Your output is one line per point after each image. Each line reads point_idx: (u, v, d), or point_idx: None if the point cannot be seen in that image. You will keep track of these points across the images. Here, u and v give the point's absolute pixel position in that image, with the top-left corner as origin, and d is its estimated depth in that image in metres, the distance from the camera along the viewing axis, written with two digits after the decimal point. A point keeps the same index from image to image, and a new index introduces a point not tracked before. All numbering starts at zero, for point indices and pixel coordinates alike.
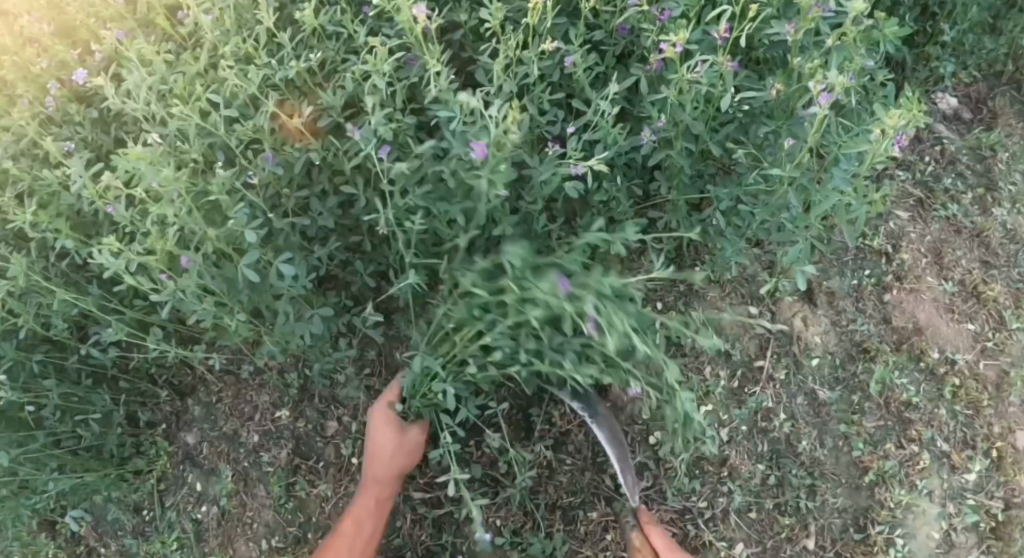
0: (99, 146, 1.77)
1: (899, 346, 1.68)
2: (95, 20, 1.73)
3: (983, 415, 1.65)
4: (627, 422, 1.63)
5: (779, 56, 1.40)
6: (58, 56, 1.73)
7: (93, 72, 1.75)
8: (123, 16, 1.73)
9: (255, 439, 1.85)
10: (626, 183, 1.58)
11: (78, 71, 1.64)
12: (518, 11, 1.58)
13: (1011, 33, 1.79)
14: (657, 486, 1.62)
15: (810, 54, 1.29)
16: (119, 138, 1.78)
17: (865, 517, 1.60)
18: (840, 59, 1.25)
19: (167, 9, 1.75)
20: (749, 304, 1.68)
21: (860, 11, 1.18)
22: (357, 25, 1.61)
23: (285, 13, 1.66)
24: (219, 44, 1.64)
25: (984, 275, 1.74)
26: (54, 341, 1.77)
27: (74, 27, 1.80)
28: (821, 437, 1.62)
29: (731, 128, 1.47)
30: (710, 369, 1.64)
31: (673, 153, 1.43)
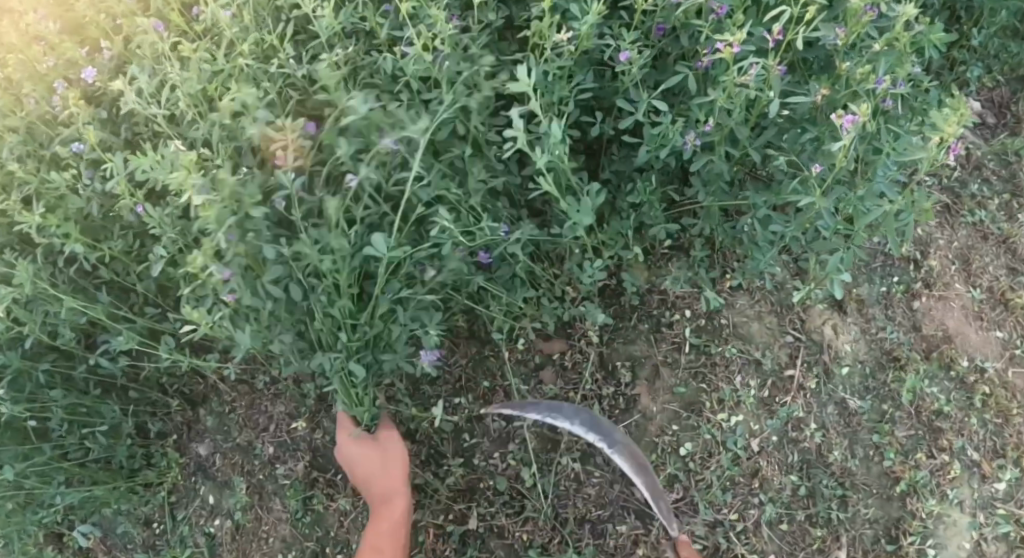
0: (109, 148, 1.71)
1: (929, 354, 1.66)
2: (105, 16, 1.68)
3: (1013, 424, 1.64)
4: (657, 433, 1.60)
5: (818, 60, 1.38)
6: (66, 53, 1.67)
7: (103, 70, 1.69)
8: (134, 12, 1.67)
9: (270, 451, 1.80)
10: (659, 188, 1.54)
11: (88, 70, 1.58)
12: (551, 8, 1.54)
13: None
14: (688, 498, 1.57)
15: (857, 58, 1.26)
16: (130, 140, 1.73)
17: (897, 527, 1.57)
18: (889, 64, 1.22)
19: (181, 6, 1.70)
20: (779, 312, 1.65)
21: (911, 16, 1.15)
22: (381, 22, 1.57)
23: (306, 11, 1.60)
24: (237, 42, 1.59)
25: (1012, 282, 1.73)
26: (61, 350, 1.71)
27: (82, 24, 1.74)
28: (852, 447, 1.60)
29: (770, 135, 1.44)
30: (740, 378, 1.62)
31: (715, 159, 1.41)
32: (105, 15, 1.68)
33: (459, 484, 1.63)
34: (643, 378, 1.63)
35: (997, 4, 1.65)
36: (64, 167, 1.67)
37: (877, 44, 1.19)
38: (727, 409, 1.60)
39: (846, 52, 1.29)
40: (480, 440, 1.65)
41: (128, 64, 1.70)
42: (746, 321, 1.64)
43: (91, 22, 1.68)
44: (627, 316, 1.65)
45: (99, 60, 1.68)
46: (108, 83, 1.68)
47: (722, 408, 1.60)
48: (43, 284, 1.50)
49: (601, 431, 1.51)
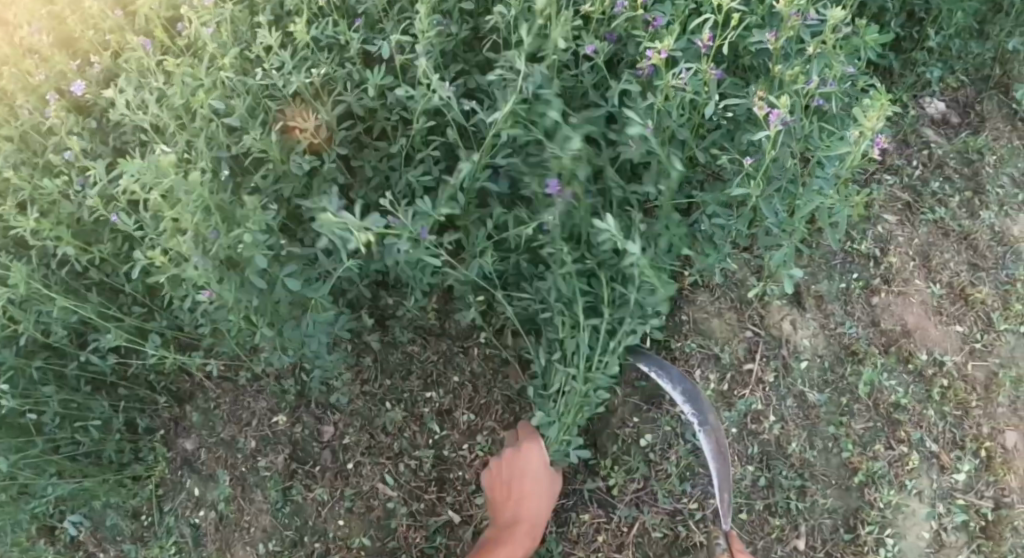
0: (97, 156, 1.80)
1: (886, 348, 1.69)
2: (94, 32, 1.77)
3: (972, 416, 1.67)
4: (619, 424, 1.65)
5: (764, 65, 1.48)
6: (58, 67, 1.77)
7: (93, 82, 1.79)
8: (121, 27, 1.77)
9: (252, 444, 1.87)
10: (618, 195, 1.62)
11: (77, 83, 1.67)
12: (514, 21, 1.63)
13: (998, 38, 1.82)
14: (648, 488, 1.62)
15: (792, 62, 1.35)
16: (118, 148, 1.82)
17: (855, 517, 1.61)
18: (821, 66, 1.34)
19: (165, 22, 1.80)
20: (738, 309, 1.70)
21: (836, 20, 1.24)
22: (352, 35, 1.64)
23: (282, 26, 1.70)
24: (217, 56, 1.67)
25: (972, 277, 1.75)
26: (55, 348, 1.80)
27: (74, 39, 1.84)
28: (811, 439, 1.64)
29: (713, 135, 1.55)
30: (700, 372, 1.68)
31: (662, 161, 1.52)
32: (93, 30, 1.78)
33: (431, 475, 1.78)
34: None
35: (951, 6, 1.68)
36: (55, 175, 1.77)
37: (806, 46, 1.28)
38: None
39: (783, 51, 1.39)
40: (450, 432, 1.79)
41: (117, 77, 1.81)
42: (706, 317, 1.70)
43: (81, 37, 1.78)
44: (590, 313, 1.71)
45: (88, 74, 1.78)
46: (97, 95, 1.77)
47: None
48: (32, 284, 1.59)
49: (699, 408, 1.56)
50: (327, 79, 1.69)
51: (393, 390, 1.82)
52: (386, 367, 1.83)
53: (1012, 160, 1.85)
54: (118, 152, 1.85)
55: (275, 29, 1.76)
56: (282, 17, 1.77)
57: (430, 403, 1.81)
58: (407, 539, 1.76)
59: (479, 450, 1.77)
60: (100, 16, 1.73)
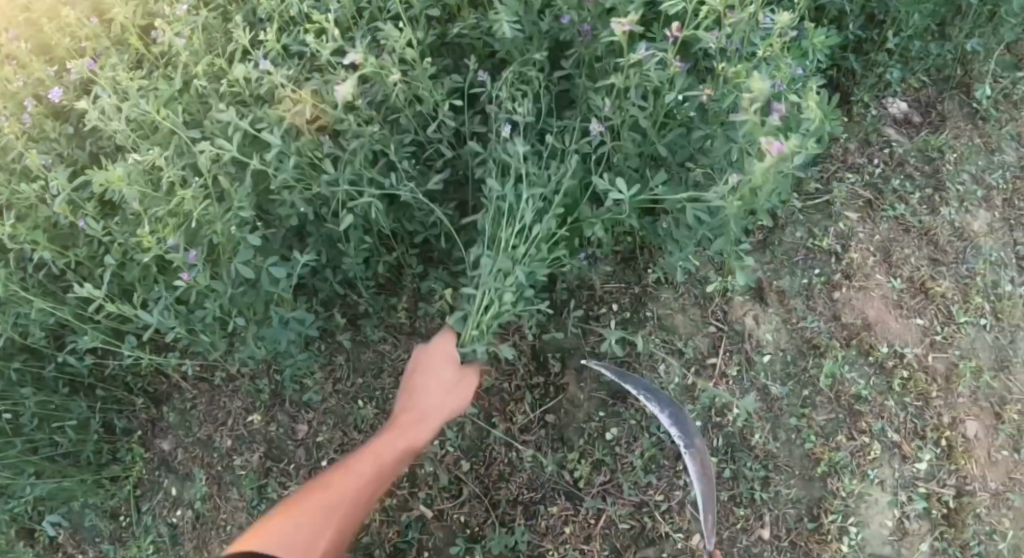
0: (74, 161, 1.84)
1: (848, 341, 1.73)
2: (70, 38, 1.82)
3: (933, 406, 1.71)
4: (584, 419, 1.68)
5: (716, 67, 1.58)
6: (35, 74, 1.82)
7: (70, 89, 1.84)
8: (98, 34, 1.82)
9: (228, 443, 1.90)
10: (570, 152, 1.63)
11: (55, 89, 1.72)
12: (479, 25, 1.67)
13: (957, 39, 1.86)
14: (614, 480, 1.64)
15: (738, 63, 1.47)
16: (94, 153, 1.87)
17: (818, 507, 1.65)
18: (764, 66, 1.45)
19: (140, 30, 1.84)
20: (702, 304, 1.74)
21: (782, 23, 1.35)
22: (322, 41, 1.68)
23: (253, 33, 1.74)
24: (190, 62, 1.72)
25: (933, 272, 1.79)
26: (33, 350, 1.83)
27: (51, 46, 1.90)
28: (774, 430, 1.68)
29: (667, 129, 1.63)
30: (664, 366, 1.71)
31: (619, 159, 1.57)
32: (70, 38, 1.82)
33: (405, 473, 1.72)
34: (571, 368, 1.71)
35: (908, 8, 1.69)
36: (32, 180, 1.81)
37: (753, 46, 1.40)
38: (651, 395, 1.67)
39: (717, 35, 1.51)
40: None
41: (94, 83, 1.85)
42: (670, 313, 1.74)
43: (58, 45, 1.82)
44: (553, 311, 1.74)
45: (65, 80, 1.82)
46: (74, 100, 1.82)
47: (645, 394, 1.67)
48: (9, 286, 1.63)
49: (687, 431, 1.55)
50: (297, 84, 1.73)
51: (366, 388, 1.85)
52: (358, 366, 1.86)
53: (971, 159, 1.89)
54: (94, 156, 1.90)
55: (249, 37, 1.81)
56: (255, 24, 1.82)
57: None
58: (380, 536, 1.67)
59: (450, 446, 1.69)
60: (76, 23, 1.78)
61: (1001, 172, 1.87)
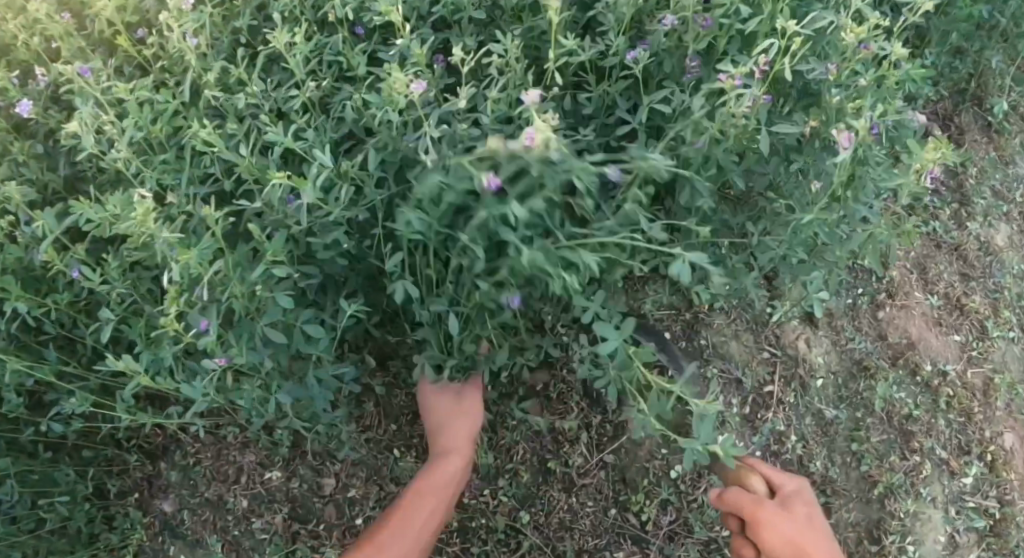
0: (48, 186, 1.60)
1: (895, 361, 1.72)
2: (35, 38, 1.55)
3: (975, 421, 1.73)
4: (647, 458, 1.60)
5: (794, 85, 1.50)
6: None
7: (37, 100, 1.58)
8: (72, 34, 1.57)
9: (244, 504, 1.75)
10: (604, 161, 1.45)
11: (23, 103, 1.50)
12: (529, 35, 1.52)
13: (981, 51, 1.83)
14: (682, 518, 1.60)
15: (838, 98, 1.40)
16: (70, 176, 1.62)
17: (877, 528, 1.66)
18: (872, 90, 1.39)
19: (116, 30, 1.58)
20: (754, 329, 1.69)
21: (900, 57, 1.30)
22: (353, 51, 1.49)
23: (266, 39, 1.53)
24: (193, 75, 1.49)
25: (964, 288, 1.81)
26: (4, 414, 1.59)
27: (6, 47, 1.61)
28: (831, 456, 1.66)
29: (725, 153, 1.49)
30: (723, 397, 1.65)
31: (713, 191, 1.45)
32: (36, 37, 1.56)
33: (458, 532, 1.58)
34: (628, 403, 1.61)
35: (948, 26, 1.66)
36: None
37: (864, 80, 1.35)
38: (713, 429, 1.62)
39: (821, 44, 1.43)
40: (469, 478, 1.60)
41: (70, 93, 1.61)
42: (724, 340, 1.68)
43: (22, 45, 1.55)
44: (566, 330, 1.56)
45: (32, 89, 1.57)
46: (45, 115, 1.57)
47: (709, 428, 1.62)
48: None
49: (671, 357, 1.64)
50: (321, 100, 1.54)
51: (399, 435, 1.73)
52: (388, 410, 1.74)
53: (990, 172, 1.90)
54: (70, 178, 1.66)
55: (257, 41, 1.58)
56: (259, 27, 1.59)
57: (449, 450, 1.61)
58: None
59: (503, 495, 1.60)
60: (45, 19, 1.52)
61: (1017, 185, 1.92)
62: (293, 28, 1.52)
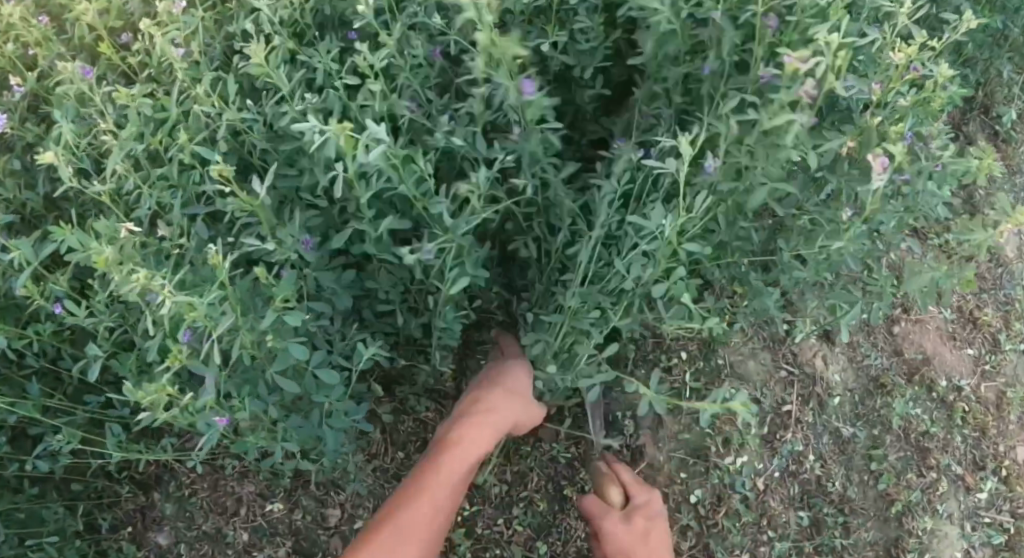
0: (24, 204, 1.48)
1: (911, 377, 1.70)
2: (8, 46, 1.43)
3: (989, 436, 1.71)
4: (666, 482, 1.58)
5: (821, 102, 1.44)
6: None
7: (12, 113, 1.46)
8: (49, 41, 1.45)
9: (245, 537, 1.68)
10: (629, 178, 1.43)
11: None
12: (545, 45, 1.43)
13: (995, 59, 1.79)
14: (702, 543, 1.57)
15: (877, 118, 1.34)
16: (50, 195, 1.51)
17: (896, 546, 1.64)
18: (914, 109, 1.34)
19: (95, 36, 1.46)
20: (770, 348, 1.67)
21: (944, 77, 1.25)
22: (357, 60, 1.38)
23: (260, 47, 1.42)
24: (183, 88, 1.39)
25: (977, 300, 1.78)
26: None
27: None
28: (848, 475, 1.64)
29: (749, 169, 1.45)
30: (741, 418, 1.62)
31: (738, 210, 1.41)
32: (10, 44, 1.44)
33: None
34: (646, 426, 1.59)
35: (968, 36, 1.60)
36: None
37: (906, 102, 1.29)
38: (733, 451, 1.60)
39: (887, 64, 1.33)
40: (482, 508, 1.55)
41: (48, 104, 1.50)
42: (741, 359, 1.65)
43: None
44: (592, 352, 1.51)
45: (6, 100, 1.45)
46: (20, 127, 1.45)
47: (728, 450, 1.60)
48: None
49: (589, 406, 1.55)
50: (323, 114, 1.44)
51: (407, 464, 1.68)
52: (395, 437, 1.69)
53: (998, 182, 1.88)
54: (49, 196, 1.55)
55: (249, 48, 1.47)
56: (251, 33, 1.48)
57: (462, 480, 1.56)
58: None
59: (518, 525, 1.55)
60: (18, 24, 1.39)
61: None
62: (289, 35, 1.41)
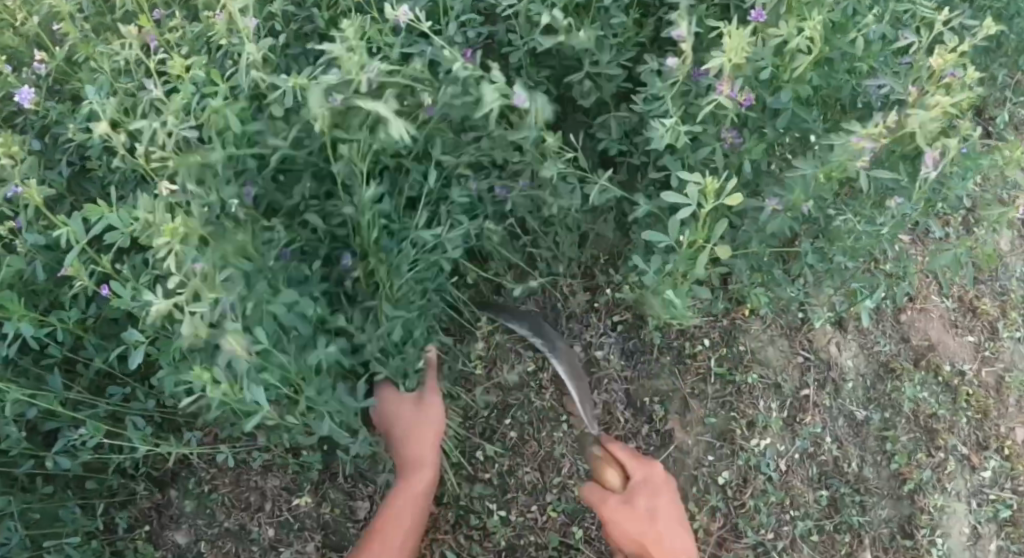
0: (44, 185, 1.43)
1: (917, 362, 1.78)
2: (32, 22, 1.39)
3: (992, 418, 1.79)
4: (695, 465, 1.66)
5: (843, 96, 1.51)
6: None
7: (37, 93, 1.42)
8: (76, 18, 1.43)
9: (270, 533, 1.66)
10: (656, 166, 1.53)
11: (22, 90, 1.35)
12: (585, 30, 1.48)
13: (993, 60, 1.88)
14: (730, 524, 1.64)
15: (906, 113, 1.39)
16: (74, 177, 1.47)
17: (909, 523, 1.70)
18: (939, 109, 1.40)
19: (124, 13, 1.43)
20: (787, 336, 1.74)
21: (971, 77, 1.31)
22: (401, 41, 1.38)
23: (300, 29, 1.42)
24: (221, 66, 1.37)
25: (976, 290, 1.85)
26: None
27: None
28: (864, 455, 1.71)
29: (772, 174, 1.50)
30: (764, 403, 1.68)
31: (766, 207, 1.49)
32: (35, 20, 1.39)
33: (512, 539, 1.61)
34: (673, 411, 1.67)
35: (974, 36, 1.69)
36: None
37: (936, 99, 1.35)
38: (757, 433, 1.67)
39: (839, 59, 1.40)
40: (517, 494, 1.63)
41: (71, 81, 1.47)
42: (762, 346, 1.71)
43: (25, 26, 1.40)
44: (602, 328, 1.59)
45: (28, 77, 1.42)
46: (43, 104, 1.42)
47: (752, 433, 1.67)
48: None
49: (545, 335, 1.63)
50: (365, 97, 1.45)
51: None
52: None
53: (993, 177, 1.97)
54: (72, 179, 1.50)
55: (287, 31, 1.46)
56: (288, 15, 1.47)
57: (492, 465, 1.63)
58: None
59: (552, 510, 1.63)
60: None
61: None
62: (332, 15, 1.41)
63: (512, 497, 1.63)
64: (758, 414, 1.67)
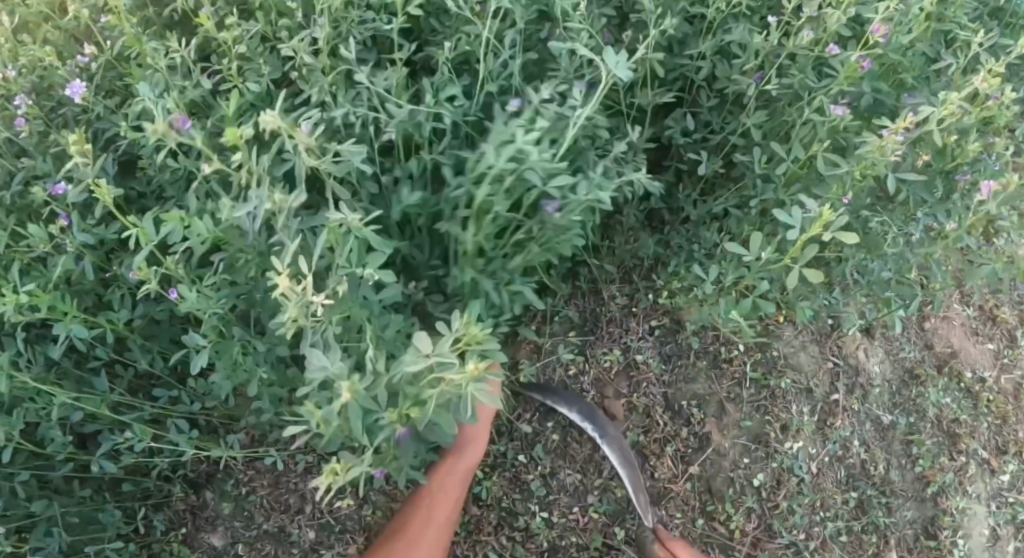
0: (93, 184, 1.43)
1: (940, 368, 1.84)
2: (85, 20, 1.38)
3: (1010, 423, 1.85)
4: (731, 467, 1.70)
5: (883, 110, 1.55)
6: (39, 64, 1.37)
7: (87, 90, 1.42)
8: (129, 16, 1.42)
9: (310, 535, 1.67)
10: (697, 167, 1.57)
11: (74, 84, 1.35)
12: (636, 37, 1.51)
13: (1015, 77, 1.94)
14: (764, 524, 1.68)
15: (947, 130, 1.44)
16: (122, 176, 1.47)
17: (933, 524, 1.76)
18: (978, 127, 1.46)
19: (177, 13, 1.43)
20: (818, 343, 1.79)
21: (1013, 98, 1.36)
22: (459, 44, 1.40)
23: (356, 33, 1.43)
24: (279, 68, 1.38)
25: (996, 299, 1.92)
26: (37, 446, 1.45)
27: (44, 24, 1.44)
28: (890, 458, 1.76)
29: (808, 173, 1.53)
30: (796, 407, 1.73)
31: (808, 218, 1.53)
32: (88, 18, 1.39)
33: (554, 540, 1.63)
34: (710, 414, 1.72)
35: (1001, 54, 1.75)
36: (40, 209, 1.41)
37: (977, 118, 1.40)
38: (790, 436, 1.72)
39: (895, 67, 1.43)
40: (558, 495, 1.66)
41: (122, 78, 1.46)
42: (794, 351, 1.77)
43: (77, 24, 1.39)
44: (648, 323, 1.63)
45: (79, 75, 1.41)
46: (93, 102, 1.42)
47: (786, 436, 1.72)
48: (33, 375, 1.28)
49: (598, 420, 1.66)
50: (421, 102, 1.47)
51: None
52: None
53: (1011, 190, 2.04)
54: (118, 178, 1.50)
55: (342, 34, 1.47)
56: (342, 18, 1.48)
57: (535, 466, 1.66)
58: None
59: (594, 511, 1.66)
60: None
61: None
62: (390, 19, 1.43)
63: (554, 497, 1.66)
64: (790, 418, 1.72)
